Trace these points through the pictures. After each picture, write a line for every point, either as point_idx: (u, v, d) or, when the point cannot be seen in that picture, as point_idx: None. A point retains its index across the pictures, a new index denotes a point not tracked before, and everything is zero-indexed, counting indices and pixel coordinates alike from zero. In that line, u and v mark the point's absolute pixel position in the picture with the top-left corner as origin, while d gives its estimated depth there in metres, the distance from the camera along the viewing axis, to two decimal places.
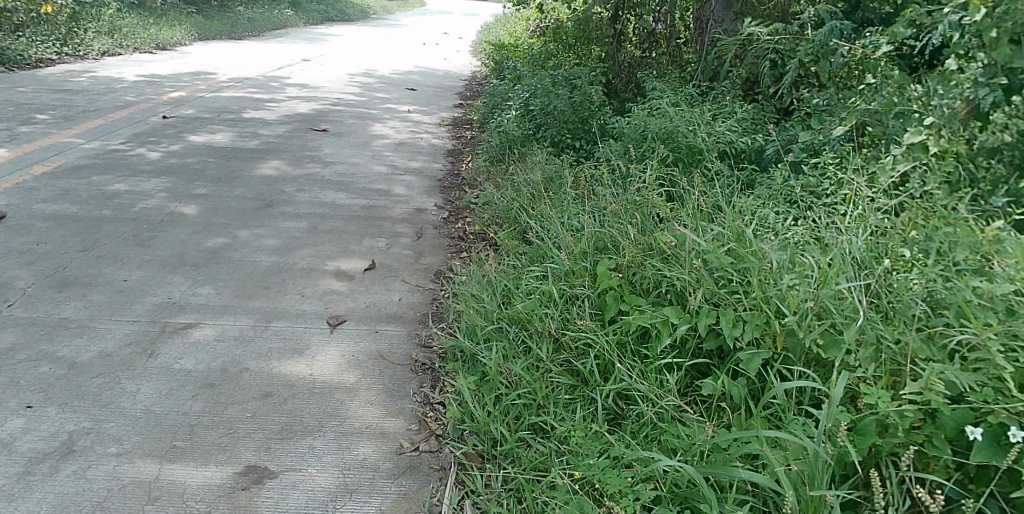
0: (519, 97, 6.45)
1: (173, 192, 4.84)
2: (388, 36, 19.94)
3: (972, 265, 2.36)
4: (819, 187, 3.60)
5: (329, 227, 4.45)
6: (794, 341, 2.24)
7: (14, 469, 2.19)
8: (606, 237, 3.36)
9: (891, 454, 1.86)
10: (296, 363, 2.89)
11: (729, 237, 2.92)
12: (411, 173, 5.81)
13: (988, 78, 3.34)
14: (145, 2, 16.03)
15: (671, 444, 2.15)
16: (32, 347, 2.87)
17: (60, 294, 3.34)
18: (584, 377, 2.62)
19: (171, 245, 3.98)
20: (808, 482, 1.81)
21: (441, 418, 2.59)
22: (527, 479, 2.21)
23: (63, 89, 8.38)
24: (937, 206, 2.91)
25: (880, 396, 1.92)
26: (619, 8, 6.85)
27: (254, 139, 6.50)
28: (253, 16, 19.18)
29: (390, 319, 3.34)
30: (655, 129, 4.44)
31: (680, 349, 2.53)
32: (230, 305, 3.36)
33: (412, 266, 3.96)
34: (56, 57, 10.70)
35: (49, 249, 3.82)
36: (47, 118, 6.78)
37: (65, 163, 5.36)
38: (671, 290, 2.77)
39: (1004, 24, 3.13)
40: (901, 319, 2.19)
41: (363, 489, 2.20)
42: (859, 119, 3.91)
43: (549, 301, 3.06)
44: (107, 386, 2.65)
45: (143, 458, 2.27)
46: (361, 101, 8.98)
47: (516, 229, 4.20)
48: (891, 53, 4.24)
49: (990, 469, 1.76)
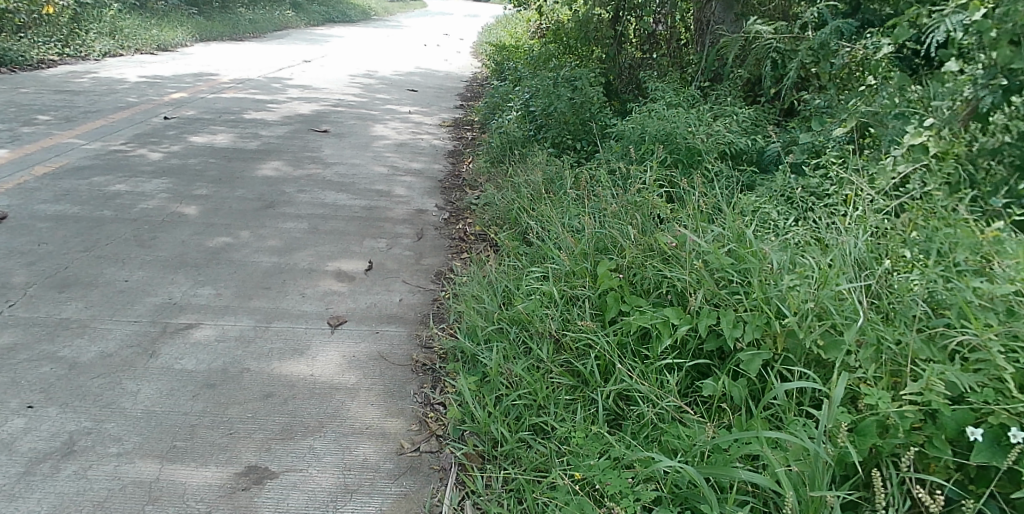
0: (520, 98, 6.46)
1: (174, 193, 4.85)
2: (389, 38, 19.98)
3: (972, 265, 2.36)
4: (819, 188, 3.60)
5: (330, 227, 4.46)
6: (795, 342, 2.24)
7: (14, 468, 2.19)
8: (606, 238, 3.36)
9: (891, 455, 1.86)
10: (297, 363, 2.90)
11: (729, 238, 2.93)
12: (412, 174, 5.81)
13: (988, 80, 3.31)
14: (147, 3, 16.06)
15: (671, 445, 2.15)
16: (33, 347, 2.88)
17: (61, 294, 3.34)
18: (585, 378, 2.62)
19: (172, 246, 3.99)
20: (809, 483, 1.81)
21: (442, 418, 2.59)
22: (527, 479, 2.21)
23: (65, 90, 8.40)
24: (937, 207, 2.91)
25: (880, 397, 1.92)
26: (620, 10, 6.89)
27: (255, 140, 6.51)
28: (255, 18, 19.21)
29: (390, 319, 3.34)
30: (654, 130, 4.44)
31: (681, 350, 2.53)
32: (230, 306, 3.36)
33: (412, 267, 3.96)
34: (59, 58, 10.73)
35: (51, 249, 3.83)
36: (49, 118, 6.79)
37: (67, 163, 5.37)
38: (671, 291, 2.77)
39: (1003, 26, 3.12)
40: (901, 320, 2.20)
41: (363, 489, 2.20)
42: (860, 119, 3.91)
43: (549, 302, 3.06)
44: (108, 386, 2.65)
45: (144, 459, 2.27)
46: (362, 102, 8.99)
47: (516, 230, 4.20)
48: (892, 54, 4.24)
49: (990, 469, 1.75)
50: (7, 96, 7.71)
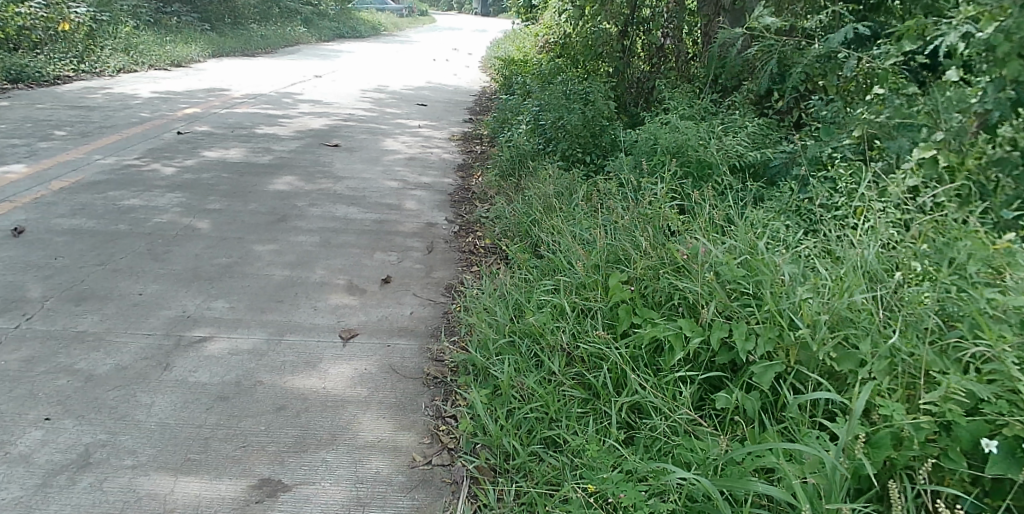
0: (530, 112, 6.50)
1: (187, 207, 4.90)
2: (396, 51, 20.41)
3: (984, 277, 2.39)
4: (829, 200, 3.57)
5: (341, 241, 4.49)
6: (809, 355, 2.24)
7: (32, 479, 2.22)
8: (618, 249, 3.37)
9: (906, 468, 1.86)
10: (309, 377, 2.91)
11: (742, 249, 2.94)
12: (421, 188, 5.83)
13: (996, 91, 3.32)
14: (161, 21, 16.33)
15: (685, 458, 2.14)
16: (49, 360, 2.91)
17: (77, 308, 3.38)
18: (596, 390, 2.62)
19: (186, 260, 4.02)
20: (823, 496, 1.81)
21: (453, 431, 2.59)
22: (540, 492, 2.21)
23: (80, 105, 8.50)
24: (947, 219, 2.92)
25: (896, 409, 1.93)
26: (629, 24, 6.89)
27: (267, 154, 6.57)
28: (266, 34, 19.42)
29: (402, 332, 3.36)
30: (666, 142, 4.51)
31: (693, 363, 2.54)
32: (244, 319, 3.38)
33: (423, 280, 3.97)
34: (74, 74, 10.90)
35: (67, 263, 3.87)
36: (65, 134, 6.88)
37: (83, 178, 5.43)
38: (682, 304, 2.77)
39: (1014, 39, 3.15)
40: (914, 332, 2.20)
41: (376, 502, 2.20)
42: (868, 130, 3.85)
43: (560, 315, 3.08)
44: (123, 399, 2.67)
45: (159, 471, 2.29)
46: (372, 116, 9.06)
47: (527, 242, 4.24)
48: (899, 66, 4.25)
49: (1006, 482, 1.75)
50: (24, 111, 7.83)
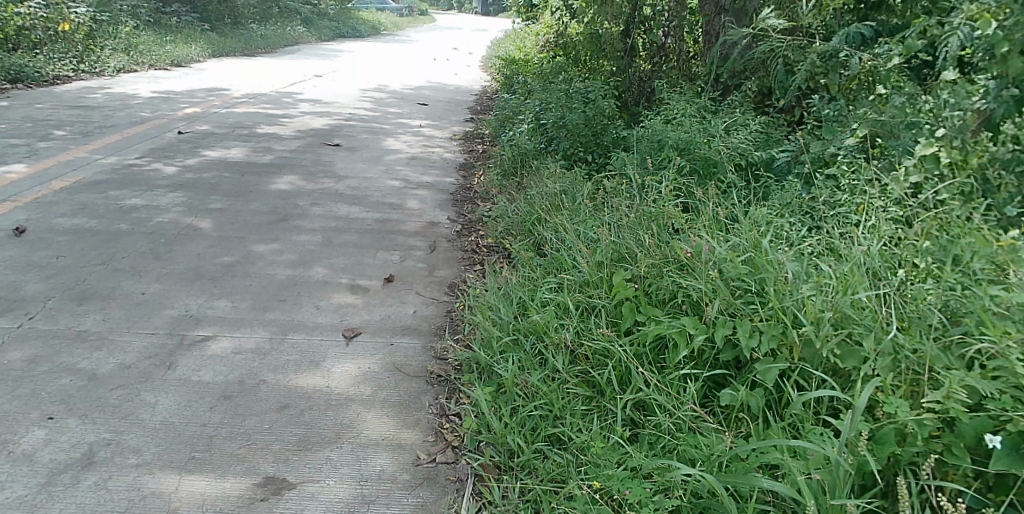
0: (531, 111, 6.49)
1: (188, 206, 4.90)
2: (396, 51, 20.39)
3: (988, 275, 2.41)
4: (832, 197, 3.58)
5: (343, 240, 4.49)
6: (812, 352, 2.25)
7: (37, 478, 2.22)
8: (621, 247, 3.37)
9: (910, 463, 1.87)
10: (313, 375, 2.91)
11: (746, 247, 2.94)
12: (423, 187, 5.83)
13: (999, 90, 3.37)
14: (161, 20, 16.33)
15: (689, 454, 2.15)
16: (52, 359, 2.91)
17: (79, 307, 3.38)
18: (600, 388, 2.63)
19: (188, 259, 4.02)
20: (828, 491, 1.81)
21: (457, 429, 2.60)
22: (544, 490, 2.22)
23: (80, 105, 8.49)
24: (951, 216, 2.93)
25: (900, 406, 1.93)
26: (631, 23, 6.87)
27: (268, 153, 6.56)
28: (265, 34, 19.41)
29: (405, 331, 3.36)
30: (672, 139, 4.52)
31: (697, 360, 2.54)
32: (247, 318, 3.39)
33: (425, 279, 3.97)
34: (74, 74, 10.90)
35: (69, 262, 3.87)
36: (65, 134, 6.88)
37: (84, 178, 5.43)
38: (686, 301, 2.77)
39: (1014, 38, 3.14)
40: (918, 329, 2.20)
41: (380, 500, 2.21)
42: (871, 128, 3.84)
43: (565, 313, 3.09)
44: (127, 398, 2.68)
45: (163, 469, 2.29)
46: (373, 116, 9.05)
47: (530, 241, 4.24)
48: (902, 65, 4.29)
49: (1009, 477, 1.76)
50: (24, 111, 7.82)
